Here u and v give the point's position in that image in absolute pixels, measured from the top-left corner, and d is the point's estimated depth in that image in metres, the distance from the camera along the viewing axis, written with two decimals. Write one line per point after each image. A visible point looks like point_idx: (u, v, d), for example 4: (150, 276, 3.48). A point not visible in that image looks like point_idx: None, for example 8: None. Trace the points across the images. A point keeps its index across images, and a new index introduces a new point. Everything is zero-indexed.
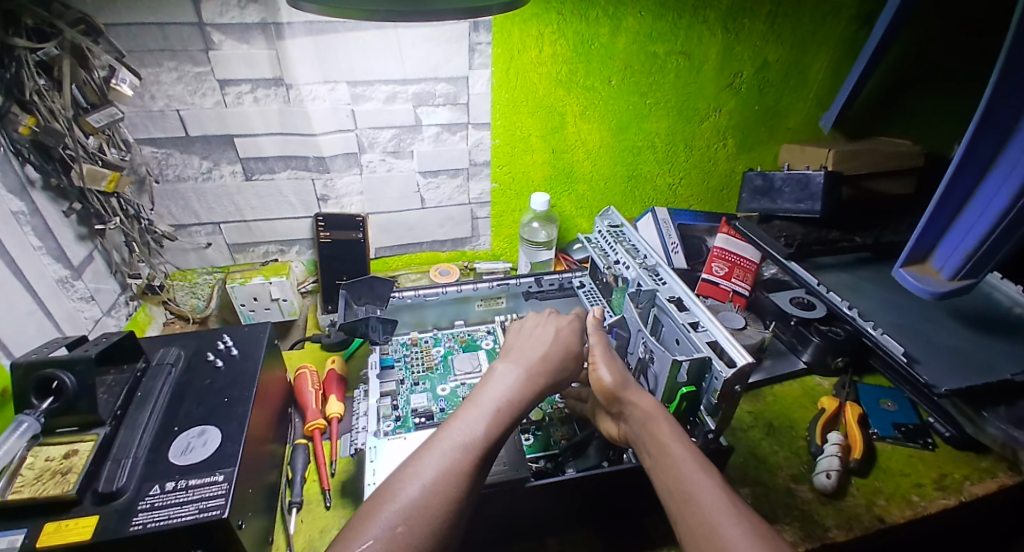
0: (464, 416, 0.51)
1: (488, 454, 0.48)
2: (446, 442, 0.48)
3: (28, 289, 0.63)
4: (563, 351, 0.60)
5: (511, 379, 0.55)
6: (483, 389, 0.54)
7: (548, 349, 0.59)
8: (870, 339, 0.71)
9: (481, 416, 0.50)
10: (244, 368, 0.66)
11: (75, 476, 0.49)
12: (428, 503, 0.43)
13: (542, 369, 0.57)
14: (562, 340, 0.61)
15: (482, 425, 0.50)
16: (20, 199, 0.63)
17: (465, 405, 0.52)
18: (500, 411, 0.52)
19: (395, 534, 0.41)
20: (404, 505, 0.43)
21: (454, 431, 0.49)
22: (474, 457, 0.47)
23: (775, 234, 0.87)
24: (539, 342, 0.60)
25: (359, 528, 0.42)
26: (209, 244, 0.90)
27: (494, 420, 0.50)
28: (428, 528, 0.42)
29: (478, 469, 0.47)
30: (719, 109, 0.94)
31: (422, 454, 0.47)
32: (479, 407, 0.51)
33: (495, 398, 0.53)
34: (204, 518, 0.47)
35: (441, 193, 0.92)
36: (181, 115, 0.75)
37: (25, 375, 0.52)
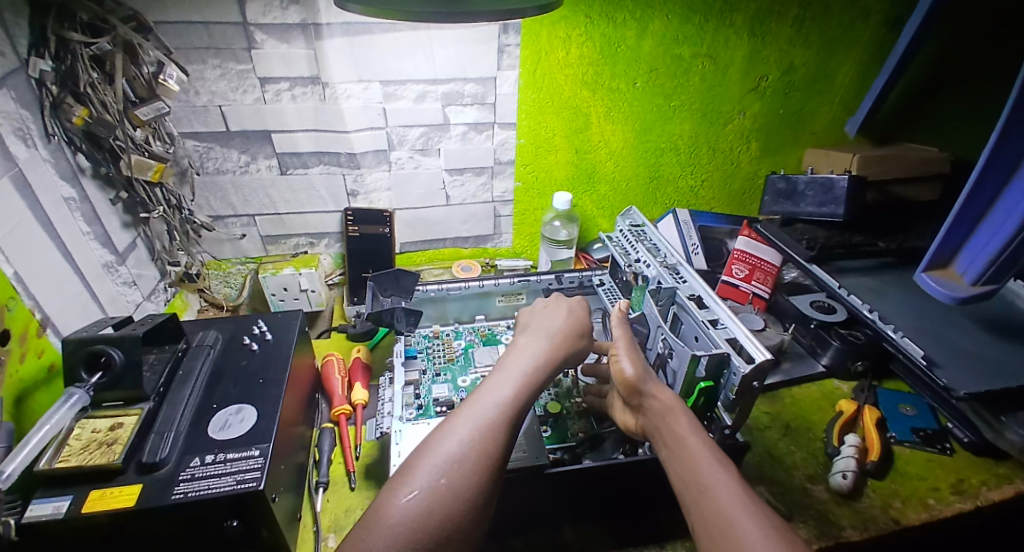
0: (494, 379, 0.54)
1: (520, 411, 0.51)
2: (480, 402, 0.51)
3: (76, 271, 0.67)
4: (578, 327, 0.64)
5: (534, 349, 0.59)
6: (508, 358, 0.58)
7: (567, 325, 0.64)
8: (891, 342, 0.72)
9: (510, 379, 0.54)
10: (278, 352, 0.69)
11: (119, 447, 0.52)
12: (469, 453, 0.46)
13: (563, 343, 0.61)
14: (576, 318, 0.65)
15: (512, 388, 0.53)
16: (70, 186, 0.67)
17: (495, 371, 0.56)
18: (529, 374, 0.55)
19: (438, 484, 0.44)
20: (446, 456, 0.46)
21: (487, 392, 0.52)
22: (508, 415, 0.50)
23: (797, 237, 0.85)
24: (557, 319, 0.64)
25: (406, 477, 0.45)
26: (244, 235, 0.94)
27: (524, 383, 0.54)
28: (470, 480, 0.45)
29: (512, 425, 0.50)
30: (743, 112, 0.94)
31: (457, 415, 0.50)
32: (507, 373, 0.55)
33: (522, 364, 0.56)
34: (241, 489, 0.50)
35: (466, 190, 0.95)
36: (222, 111, 0.79)
37: (75, 351, 0.56)
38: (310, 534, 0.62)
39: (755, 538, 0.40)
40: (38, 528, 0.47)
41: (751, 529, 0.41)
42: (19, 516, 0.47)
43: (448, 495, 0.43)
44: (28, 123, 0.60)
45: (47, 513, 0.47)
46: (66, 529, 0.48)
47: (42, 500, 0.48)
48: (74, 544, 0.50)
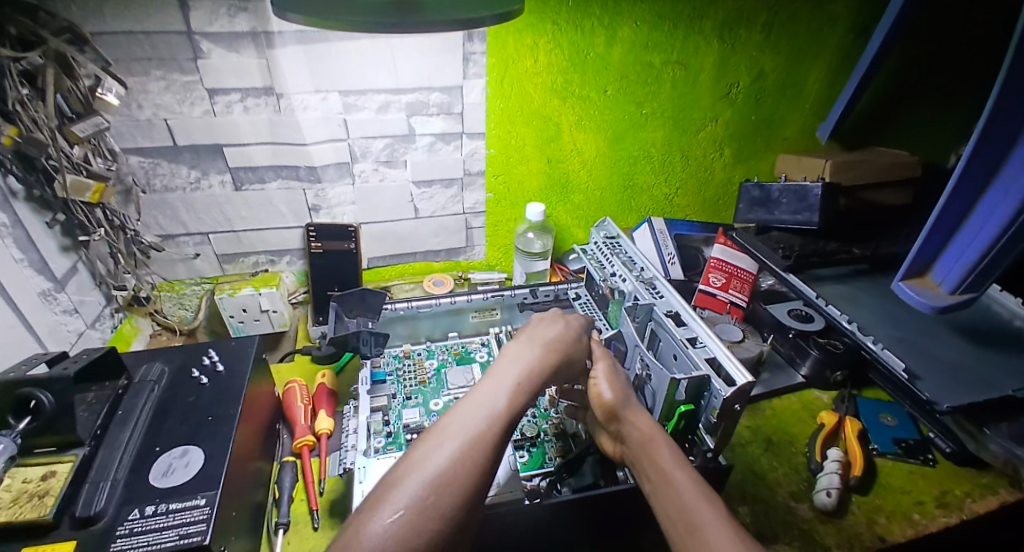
0: (485, 389, 0.50)
1: (512, 426, 0.47)
2: (469, 414, 0.47)
3: (6, 302, 0.61)
4: (575, 336, 0.60)
5: (526, 356, 0.54)
6: (499, 365, 0.53)
7: (564, 332, 0.59)
8: (870, 353, 0.70)
9: (504, 386, 0.50)
10: (230, 385, 0.64)
11: (51, 499, 0.47)
12: (459, 467, 0.42)
13: (553, 354, 0.56)
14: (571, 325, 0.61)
15: (504, 400, 0.49)
16: (1, 212, 0.61)
17: (485, 380, 0.51)
18: (523, 383, 0.51)
19: (424, 504, 0.39)
20: (436, 473, 0.41)
21: (477, 404, 0.48)
22: (499, 428, 0.46)
23: (773, 246, 0.85)
24: (552, 325, 0.60)
25: (387, 494, 0.40)
26: (198, 254, 0.88)
27: (518, 395, 0.50)
28: (457, 499, 0.41)
29: (501, 440, 0.46)
30: (716, 119, 0.93)
31: (443, 427, 0.45)
32: (499, 382, 0.51)
33: (516, 372, 0.52)
34: (184, 544, 0.45)
35: (435, 202, 0.91)
36: (169, 125, 0.73)
37: (1, 394, 0.51)
38: None
39: None
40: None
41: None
42: None
43: (434, 514, 0.39)
44: None
45: None
46: None
47: None
48: None
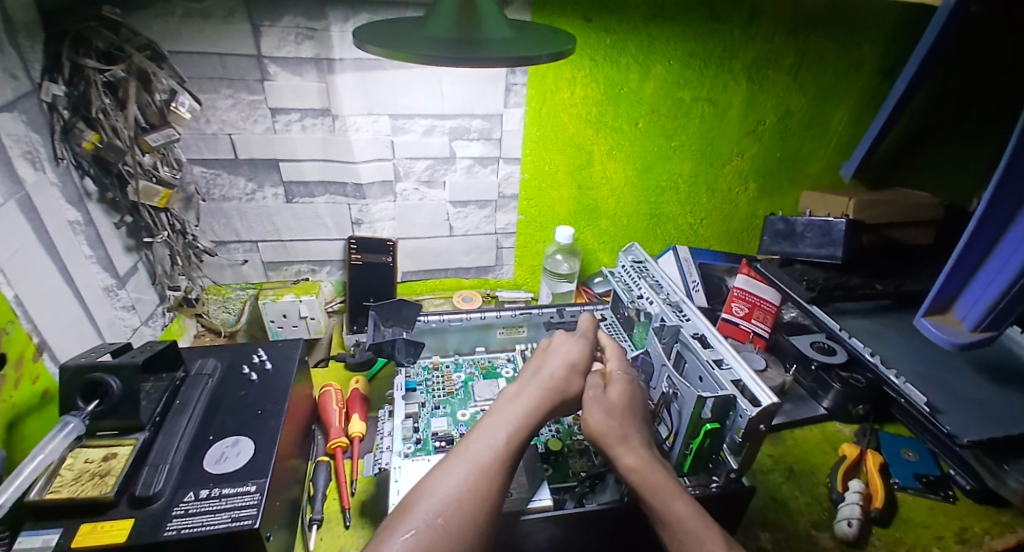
0: (492, 421, 0.52)
1: (516, 458, 0.49)
2: (477, 445, 0.49)
3: (76, 294, 0.66)
4: (578, 367, 0.59)
5: (529, 392, 0.55)
6: (505, 400, 0.55)
7: (568, 365, 0.59)
8: (893, 387, 0.72)
9: (509, 421, 0.51)
10: (277, 383, 0.68)
11: (112, 479, 0.50)
12: (464, 498, 0.44)
13: (555, 392, 0.56)
14: (575, 354, 0.60)
15: (505, 435, 0.50)
16: (76, 210, 0.67)
17: (493, 413, 0.53)
18: (527, 418, 0.52)
19: (434, 525, 0.42)
20: (445, 504, 0.43)
21: (484, 437, 0.50)
22: (505, 460, 0.48)
23: (797, 277, 0.87)
24: (560, 356, 0.60)
25: (402, 516, 0.43)
26: (245, 261, 0.93)
27: (520, 431, 0.51)
28: (465, 524, 0.43)
29: (506, 471, 0.47)
30: (742, 153, 0.97)
31: (453, 457, 0.48)
32: (507, 415, 0.52)
33: (520, 407, 0.53)
34: (236, 527, 0.48)
35: (469, 222, 0.95)
36: (232, 140, 0.80)
37: (74, 379, 0.55)
38: None
39: None
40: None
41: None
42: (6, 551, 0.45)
43: (445, 540, 0.41)
44: (37, 146, 0.61)
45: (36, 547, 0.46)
46: None
47: (31, 532, 0.47)
48: None
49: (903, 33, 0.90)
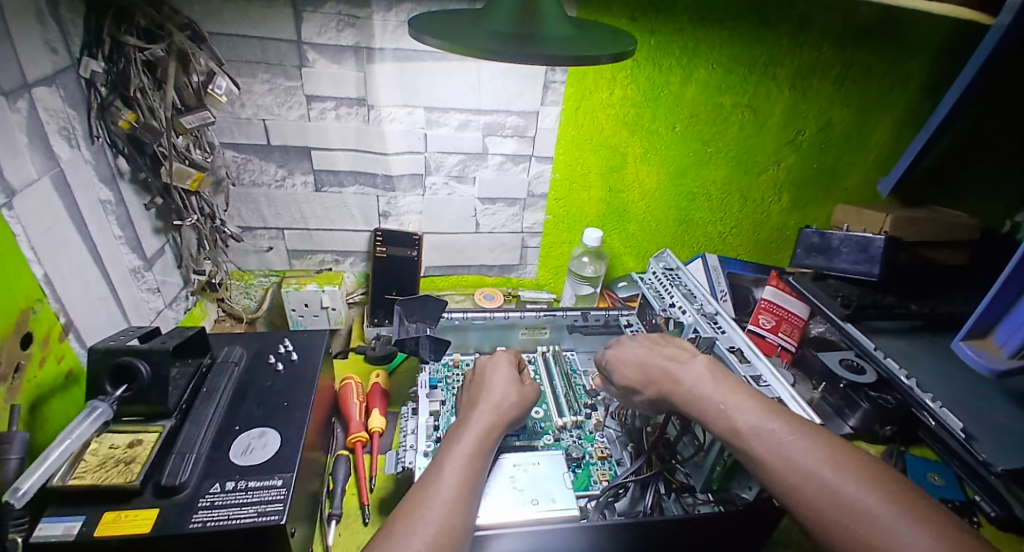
0: (441, 462, 0.54)
1: (467, 489, 0.51)
2: (429, 489, 0.50)
3: (104, 274, 0.66)
4: (513, 391, 0.64)
5: (470, 426, 0.59)
6: (450, 439, 0.57)
7: (501, 394, 0.63)
8: (928, 410, 0.70)
9: (456, 458, 0.54)
10: (303, 374, 0.67)
11: (137, 467, 0.50)
12: (438, 521, 0.47)
13: (496, 419, 0.60)
14: (507, 381, 0.66)
15: (462, 460, 0.54)
16: (108, 189, 0.66)
17: (441, 454, 0.55)
18: (470, 454, 0.55)
19: None
20: (424, 526, 0.47)
21: (434, 479, 0.52)
22: (456, 499, 0.50)
23: (832, 292, 0.84)
24: (494, 388, 0.65)
25: None
26: (271, 248, 0.92)
27: (474, 456, 0.55)
28: None
29: (460, 508, 0.49)
30: (778, 163, 0.95)
31: (407, 505, 0.49)
32: (454, 452, 0.55)
33: (464, 442, 0.56)
34: (262, 522, 0.48)
35: (497, 219, 0.94)
36: (266, 125, 0.79)
37: (103, 361, 0.54)
38: None
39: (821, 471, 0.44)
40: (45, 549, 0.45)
41: (808, 470, 0.45)
42: (27, 534, 0.45)
43: None
44: (73, 122, 0.60)
45: (57, 534, 0.45)
46: None
47: (53, 518, 0.46)
48: None
49: (953, 50, 0.87)
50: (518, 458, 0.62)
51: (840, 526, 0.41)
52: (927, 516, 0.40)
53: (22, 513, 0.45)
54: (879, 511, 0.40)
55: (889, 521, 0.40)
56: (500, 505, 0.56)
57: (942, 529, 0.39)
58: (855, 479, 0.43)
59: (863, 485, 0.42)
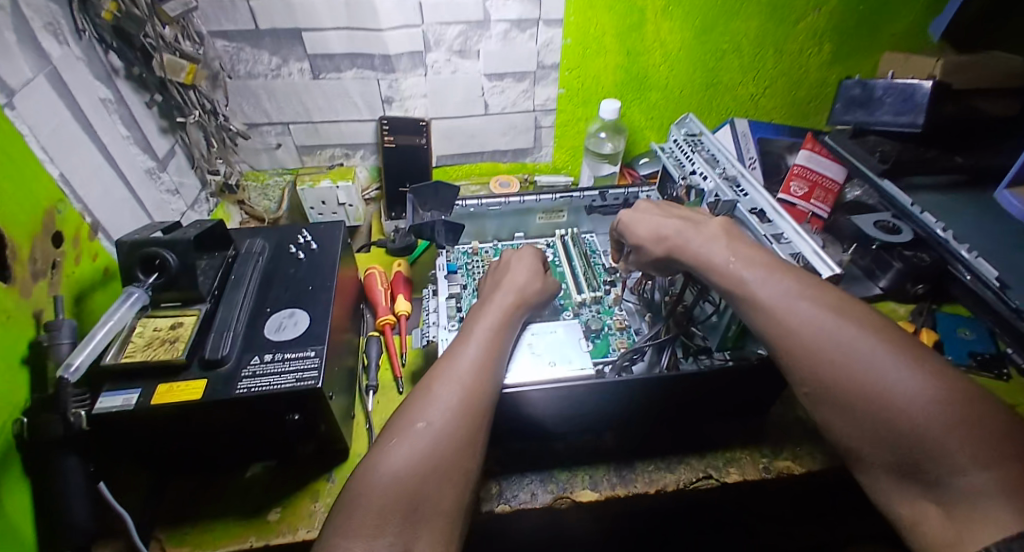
0: (467, 334, 0.55)
1: (496, 358, 0.53)
2: (457, 357, 0.52)
3: (120, 176, 0.67)
4: (534, 277, 0.65)
5: (494, 304, 0.59)
6: (475, 316, 0.59)
7: (522, 277, 0.64)
8: (963, 262, 0.69)
9: (483, 330, 0.55)
10: (323, 261, 0.70)
11: (181, 345, 0.55)
12: (469, 383, 0.50)
13: (519, 299, 0.61)
14: (529, 267, 0.66)
15: (489, 333, 0.55)
16: (106, 87, 0.65)
17: (466, 328, 0.57)
18: (495, 328, 0.56)
19: (417, 429, 0.46)
20: (456, 388, 0.49)
21: (461, 348, 0.53)
22: (484, 365, 0.52)
23: (869, 148, 0.81)
24: (516, 272, 0.65)
25: (403, 422, 0.47)
26: (280, 145, 0.92)
27: (498, 330, 0.56)
28: (457, 422, 0.47)
29: (490, 372, 0.52)
30: (822, 6, 0.83)
31: (438, 372, 0.51)
32: (480, 326, 0.56)
33: (490, 318, 0.57)
34: (300, 387, 0.52)
35: (505, 98, 0.88)
36: (251, 6, 0.74)
37: (132, 252, 0.57)
38: (363, 431, 0.66)
39: (822, 323, 0.45)
40: (112, 418, 0.50)
41: (811, 320, 0.45)
42: (89, 408, 0.50)
43: (437, 438, 0.46)
44: (57, 17, 0.57)
45: (118, 405, 0.50)
46: (135, 420, 0.51)
47: (113, 392, 0.51)
48: (144, 433, 0.53)
49: None
50: (534, 328, 0.64)
51: (836, 370, 0.43)
52: (918, 358, 0.42)
53: (82, 391, 0.50)
54: (875, 354, 0.42)
55: (887, 365, 0.41)
56: (526, 369, 0.59)
57: (933, 368, 0.41)
58: (857, 328, 0.44)
59: (863, 336, 0.43)
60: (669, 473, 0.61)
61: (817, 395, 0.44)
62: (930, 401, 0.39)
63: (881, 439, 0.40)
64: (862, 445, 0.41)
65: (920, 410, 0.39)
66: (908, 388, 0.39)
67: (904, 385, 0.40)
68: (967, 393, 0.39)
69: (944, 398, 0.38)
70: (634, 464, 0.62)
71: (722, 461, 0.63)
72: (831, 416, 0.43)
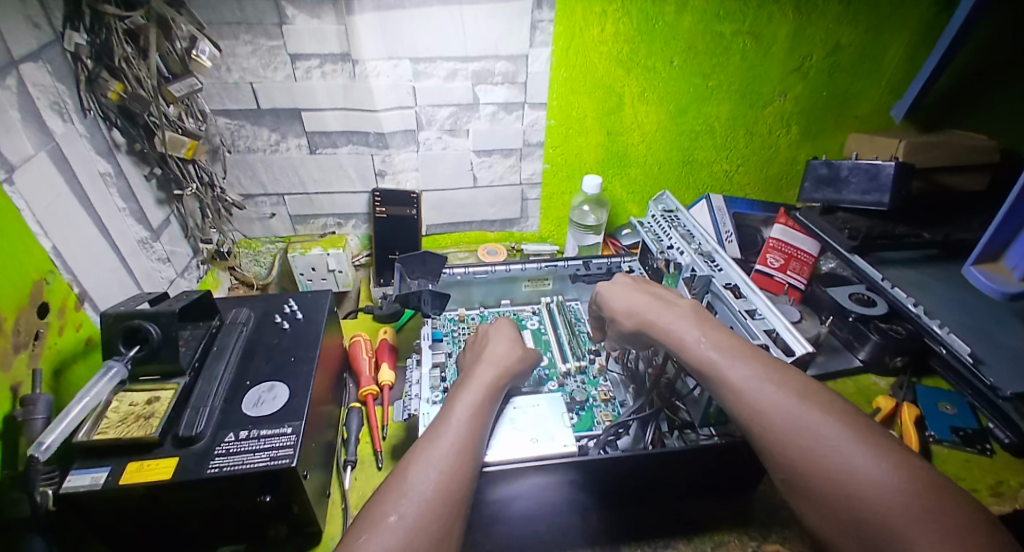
0: (450, 411, 0.55)
1: (479, 437, 0.52)
2: (440, 436, 0.52)
3: (112, 246, 0.68)
4: (517, 349, 0.65)
5: (480, 378, 0.59)
6: (461, 390, 0.58)
7: (507, 350, 0.64)
8: (934, 337, 0.70)
9: (468, 407, 0.55)
10: (308, 331, 0.70)
11: (156, 421, 0.53)
12: (449, 468, 0.49)
13: (504, 372, 0.61)
14: (513, 341, 0.66)
15: (471, 412, 0.55)
16: (106, 161, 0.67)
17: (451, 404, 0.56)
18: (480, 405, 0.56)
19: (394, 519, 0.45)
20: (437, 472, 0.48)
21: (445, 426, 0.53)
22: (468, 446, 0.51)
23: (839, 225, 0.85)
24: (501, 344, 0.65)
25: (381, 510, 0.46)
26: (274, 214, 0.94)
27: (482, 407, 0.56)
28: (438, 512, 0.46)
29: (474, 454, 0.51)
30: (785, 94, 0.91)
31: (420, 453, 0.50)
32: (465, 403, 0.56)
33: (477, 394, 0.57)
34: (274, 466, 0.51)
35: (494, 171, 0.93)
36: (254, 88, 0.79)
37: (114, 324, 0.57)
38: (338, 511, 0.63)
39: (783, 409, 0.46)
40: (75, 501, 0.48)
41: (773, 404, 0.46)
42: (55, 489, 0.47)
43: (415, 530, 0.44)
44: (63, 96, 0.61)
45: (85, 485, 0.48)
46: (100, 502, 0.49)
47: (80, 471, 0.49)
48: (107, 515, 0.50)
49: None
50: (517, 401, 0.64)
51: (801, 458, 0.43)
52: (877, 446, 0.42)
53: (51, 467, 0.48)
54: (840, 439, 0.43)
55: (849, 454, 0.41)
56: (508, 445, 0.57)
57: (893, 458, 0.41)
58: (818, 413, 0.45)
59: (824, 422, 0.44)
60: None
61: (791, 482, 0.43)
62: (892, 492, 0.39)
63: (854, 530, 0.39)
64: (835, 536, 0.40)
65: (885, 500, 0.39)
66: (875, 475, 0.40)
67: (865, 475, 0.40)
68: (930, 483, 0.39)
69: (906, 490, 0.39)
70: (618, 548, 0.60)
71: (710, 544, 0.60)
72: (804, 504, 0.42)
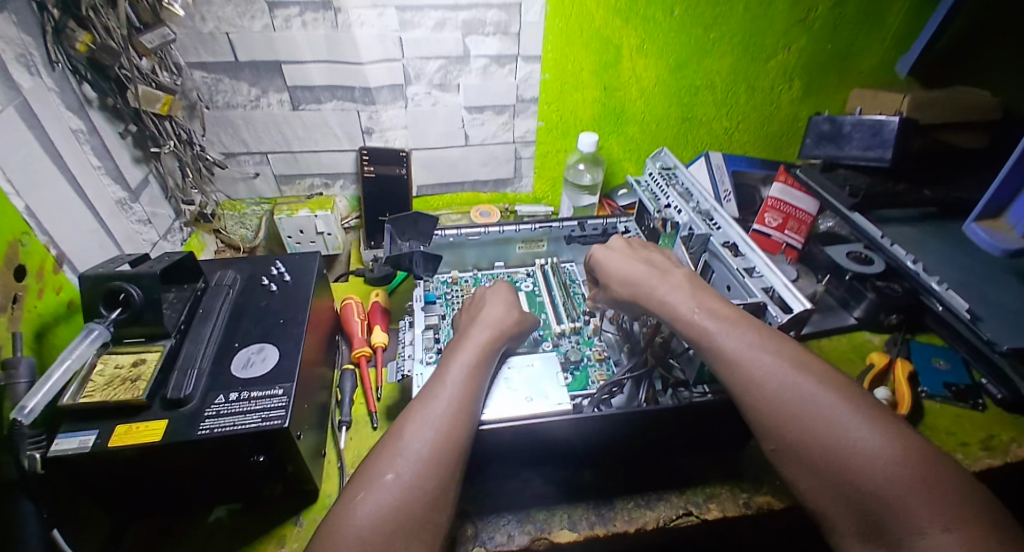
0: (443, 374, 0.54)
1: (473, 400, 0.52)
2: (435, 398, 0.51)
3: (89, 207, 0.65)
4: (512, 313, 0.64)
5: (476, 341, 0.58)
6: (456, 353, 0.57)
7: (502, 314, 0.63)
8: (934, 294, 0.69)
9: (462, 370, 0.54)
10: (297, 293, 0.68)
11: (143, 383, 0.52)
12: (443, 429, 0.48)
13: (498, 336, 0.60)
14: (510, 305, 0.65)
15: (465, 373, 0.54)
16: (78, 118, 0.64)
17: (444, 366, 0.55)
18: (473, 368, 0.55)
19: (387, 478, 0.45)
20: (431, 432, 0.48)
21: (438, 389, 0.52)
22: (463, 409, 0.50)
23: (840, 183, 0.83)
24: (496, 308, 0.64)
25: (377, 470, 0.45)
26: (257, 174, 0.91)
27: (476, 370, 0.55)
28: (433, 473, 0.45)
29: (468, 417, 0.50)
30: (789, 47, 0.87)
31: (414, 414, 0.50)
32: (459, 365, 0.55)
33: (470, 358, 0.56)
34: (267, 426, 0.50)
35: (486, 129, 0.89)
36: (230, 39, 0.74)
37: (94, 288, 0.55)
38: (334, 470, 0.64)
39: (778, 379, 0.45)
40: (64, 462, 0.47)
41: (770, 373, 0.46)
42: (43, 451, 0.47)
43: (411, 492, 0.44)
44: (30, 49, 0.56)
45: (73, 447, 0.47)
46: (91, 463, 0.48)
47: (68, 434, 0.48)
48: (99, 476, 0.50)
49: None
50: (511, 361, 0.63)
51: (798, 427, 0.43)
52: (874, 416, 0.42)
53: (37, 431, 0.47)
54: (837, 409, 0.42)
55: (846, 424, 0.41)
56: (501, 405, 0.57)
57: (891, 428, 0.41)
58: (815, 382, 0.44)
59: (821, 392, 0.44)
60: (648, 511, 0.60)
61: (783, 451, 0.43)
62: (889, 461, 0.39)
63: (843, 496, 0.40)
64: (825, 503, 0.41)
65: (882, 469, 0.38)
66: (871, 444, 0.40)
67: (862, 443, 0.40)
68: (922, 451, 0.39)
69: (903, 459, 0.39)
70: (612, 501, 0.61)
71: (702, 497, 0.61)
72: (795, 472, 0.43)
